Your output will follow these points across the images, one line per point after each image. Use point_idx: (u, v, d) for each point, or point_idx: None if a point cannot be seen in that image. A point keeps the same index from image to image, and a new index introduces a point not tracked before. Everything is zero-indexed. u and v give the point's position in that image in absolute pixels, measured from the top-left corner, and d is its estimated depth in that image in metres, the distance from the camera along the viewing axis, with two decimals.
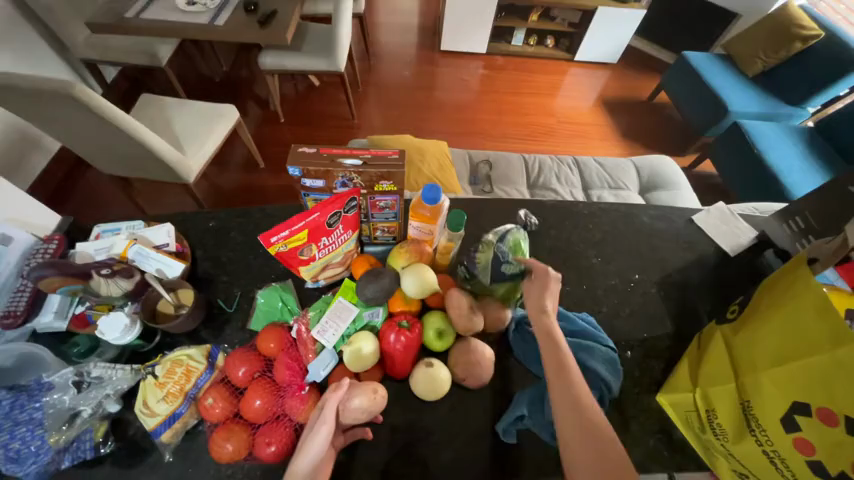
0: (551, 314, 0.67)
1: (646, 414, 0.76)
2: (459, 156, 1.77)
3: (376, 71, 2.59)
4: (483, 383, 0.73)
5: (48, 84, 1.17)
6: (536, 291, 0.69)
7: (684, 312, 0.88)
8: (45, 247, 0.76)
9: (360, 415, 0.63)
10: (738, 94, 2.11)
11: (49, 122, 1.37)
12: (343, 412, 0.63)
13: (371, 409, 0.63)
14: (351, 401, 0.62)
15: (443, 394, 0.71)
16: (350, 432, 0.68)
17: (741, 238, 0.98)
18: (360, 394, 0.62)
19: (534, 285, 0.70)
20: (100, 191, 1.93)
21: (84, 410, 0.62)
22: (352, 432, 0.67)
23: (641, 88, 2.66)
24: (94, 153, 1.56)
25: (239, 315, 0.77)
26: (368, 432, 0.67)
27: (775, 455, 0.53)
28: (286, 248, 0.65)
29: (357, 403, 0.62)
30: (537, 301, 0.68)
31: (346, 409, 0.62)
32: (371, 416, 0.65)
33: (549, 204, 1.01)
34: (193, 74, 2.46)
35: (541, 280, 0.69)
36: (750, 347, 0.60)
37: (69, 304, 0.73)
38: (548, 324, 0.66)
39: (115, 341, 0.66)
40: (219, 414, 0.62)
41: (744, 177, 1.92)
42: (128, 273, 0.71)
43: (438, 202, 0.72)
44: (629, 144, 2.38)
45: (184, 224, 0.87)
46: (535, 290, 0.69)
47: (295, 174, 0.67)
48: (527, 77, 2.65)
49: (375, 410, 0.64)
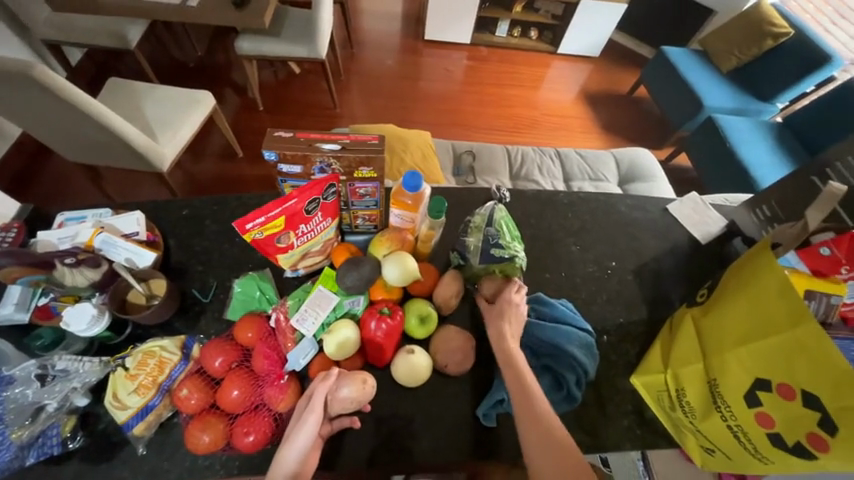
0: (512, 343, 0.68)
1: (620, 396, 0.78)
2: (442, 147, 1.76)
3: (358, 59, 2.53)
4: (464, 370, 0.73)
5: (4, 63, 1.09)
6: (492, 317, 0.72)
7: (657, 298, 0.91)
8: (3, 235, 0.71)
9: (349, 404, 0.62)
10: (713, 89, 2.18)
11: (6, 104, 1.28)
12: (330, 403, 0.62)
13: (360, 399, 0.63)
14: (341, 391, 0.61)
15: (424, 379, 0.72)
16: (337, 420, 0.67)
17: (711, 227, 1.01)
18: (349, 383, 0.62)
19: (493, 315, 0.72)
20: (66, 179, 1.83)
21: (49, 404, 0.58)
22: (339, 421, 0.67)
23: (621, 82, 2.70)
24: (57, 139, 1.47)
25: (215, 305, 0.75)
26: (357, 420, 0.67)
27: (739, 429, 0.58)
28: (262, 236, 0.64)
29: (347, 392, 0.61)
30: (498, 332, 0.70)
31: (334, 399, 0.62)
32: (358, 405, 0.64)
33: (530, 193, 1.02)
34: (165, 58, 2.36)
35: (497, 312, 0.72)
36: (718, 327, 0.62)
37: (32, 296, 0.69)
38: (509, 355, 0.67)
39: (81, 333, 0.63)
40: (194, 405, 0.61)
41: (716, 171, 1.99)
42: (94, 262, 0.68)
43: (419, 190, 0.71)
44: (609, 137, 2.43)
45: (155, 212, 0.84)
46: (495, 321, 0.71)
47: (271, 158, 0.65)
48: (510, 69, 2.65)
49: (363, 400, 0.63)
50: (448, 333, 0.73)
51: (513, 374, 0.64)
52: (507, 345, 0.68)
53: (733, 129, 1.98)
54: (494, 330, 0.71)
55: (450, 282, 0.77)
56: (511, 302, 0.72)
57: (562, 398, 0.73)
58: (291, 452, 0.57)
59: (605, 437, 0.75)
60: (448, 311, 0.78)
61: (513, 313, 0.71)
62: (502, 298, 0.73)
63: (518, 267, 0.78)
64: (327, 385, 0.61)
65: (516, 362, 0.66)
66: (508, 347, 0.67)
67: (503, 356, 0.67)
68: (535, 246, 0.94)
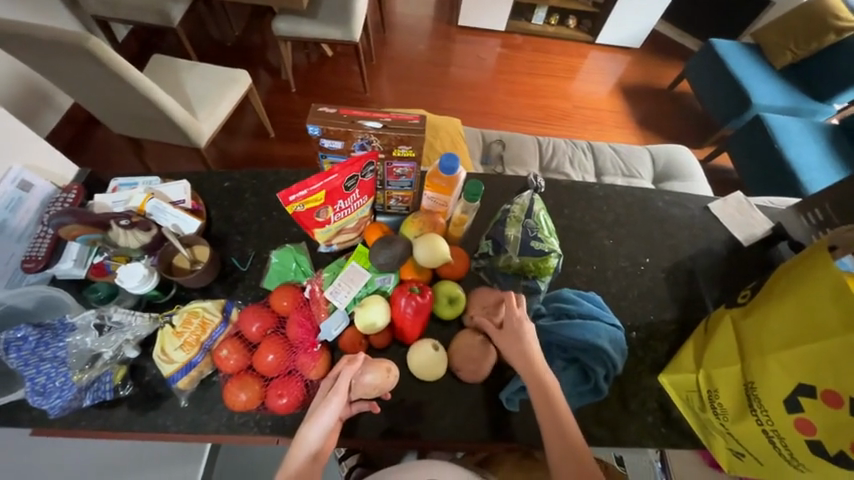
0: (541, 367, 0.64)
1: (646, 393, 0.77)
2: (472, 135, 1.73)
3: (390, 43, 2.52)
4: (479, 378, 0.72)
5: (62, 36, 1.15)
6: (511, 344, 0.66)
7: (691, 298, 0.89)
8: (64, 196, 0.76)
9: (371, 391, 0.64)
10: (763, 85, 2.04)
11: (60, 75, 1.35)
12: (353, 387, 0.64)
13: (382, 386, 0.65)
14: (365, 377, 0.63)
15: (439, 377, 0.73)
16: (356, 404, 0.67)
17: (755, 228, 0.96)
18: (373, 370, 0.64)
19: (508, 341, 0.66)
20: (113, 152, 1.93)
21: (105, 353, 0.63)
22: (359, 405, 0.67)
23: (663, 75, 2.58)
24: (105, 110, 1.54)
25: (252, 275, 0.78)
26: (375, 407, 0.67)
27: (775, 434, 0.57)
28: (303, 208, 0.66)
29: (370, 378, 0.63)
30: (525, 357, 0.64)
31: (358, 384, 0.63)
32: (380, 393, 0.66)
33: (564, 183, 1.00)
34: (204, 38, 2.42)
35: (516, 334, 0.66)
36: (759, 330, 0.60)
37: (88, 253, 0.74)
38: (543, 383, 0.63)
39: (132, 290, 0.67)
40: (233, 366, 0.64)
41: (761, 173, 1.89)
42: (145, 226, 0.71)
43: (454, 172, 0.71)
44: (645, 133, 2.33)
45: (198, 183, 0.87)
46: (520, 346, 0.65)
47: (314, 132, 0.66)
48: (545, 58, 2.57)
49: (385, 388, 0.65)
50: (464, 338, 0.72)
51: (545, 406, 0.62)
52: (537, 368, 0.64)
53: (783, 128, 1.86)
54: (512, 352, 0.66)
55: (489, 295, 0.74)
56: (515, 319, 0.67)
57: (589, 390, 0.72)
58: (308, 431, 0.59)
59: (627, 432, 0.74)
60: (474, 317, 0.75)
61: (528, 332, 0.66)
62: (508, 318, 0.68)
63: (551, 265, 0.78)
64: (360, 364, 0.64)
65: (548, 389, 0.63)
66: (542, 376, 0.63)
67: (531, 381, 0.63)
68: (566, 237, 0.93)
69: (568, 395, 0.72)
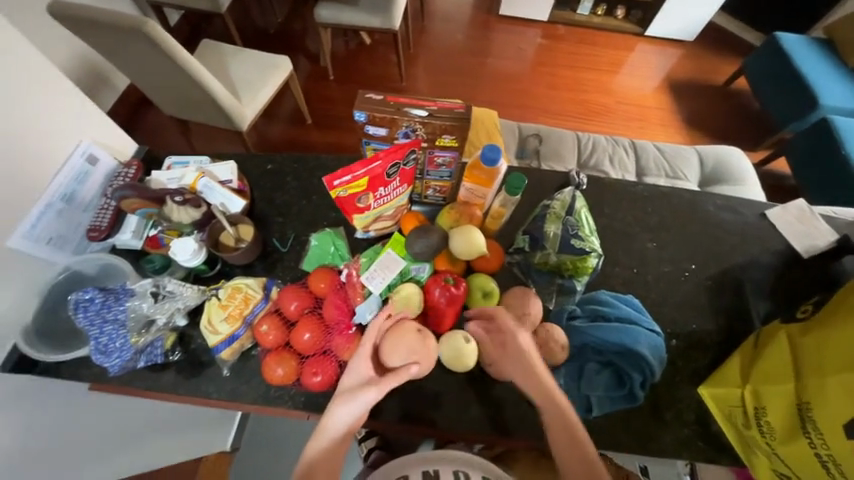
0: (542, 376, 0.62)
1: (683, 404, 0.74)
2: (508, 128, 1.70)
3: (428, 32, 2.49)
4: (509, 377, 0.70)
5: (124, 20, 1.21)
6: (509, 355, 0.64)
7: (738, 310, 0.83)
8: (125, 171, 0.81)
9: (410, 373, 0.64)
10: (834, 85, 1.86)
11: (120, 58, 1.43)
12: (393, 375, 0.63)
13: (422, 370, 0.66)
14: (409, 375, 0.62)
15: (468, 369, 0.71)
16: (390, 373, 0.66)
17: (817, 240, 0.89)
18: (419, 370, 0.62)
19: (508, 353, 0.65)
20: (162, 132, 2.04)
21: (159, 319, 0.66)
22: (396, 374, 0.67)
23: (717, 71, 2.41)
24: (158, 92, 1.62)
25: (291, 256, 0.81)
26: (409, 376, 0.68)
27: (830, 459, 0.53)
28: (345, 194, 0.67)
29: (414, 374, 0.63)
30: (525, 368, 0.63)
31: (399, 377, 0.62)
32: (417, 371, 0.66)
33: (606, 181, 0.96)
34: (248, 24, 2.49)
35: (520, 357, 0.63)
36: (821, 348, 0.56)
37: (145, 226, 0.78)
38: (548, 396, 0.61)
39: (184, 263, 0.71)
40: (272, 341, 0.67)
41: (823, 181, 1.74)
42: (196, 203, 0.75)
43: (496, 164, 0.71)
44: (693, 132, 2.20)
45: (244, 164, 0.91)
46: (525, 369, 0.63)
47: (360, 119, 0.67)
48: (589, 50, 2.46)
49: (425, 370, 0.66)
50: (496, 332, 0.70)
51: (564, 432, 0.60)
52: (538, 377, 0.62)
53: (853, 133, 1.70)
54: (520, 373, 0.64)
55: (521, 297, 0.72)
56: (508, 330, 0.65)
57: (623, 396, 0.70)
58: (340, 415, 0.59)
59: (660, 443, 0.71)
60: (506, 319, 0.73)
61: (525, 343, 0.63)
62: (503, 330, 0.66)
63: (590, 265, 0.77)
64: (406, 346, 0.61)
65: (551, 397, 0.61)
66: (556, 400, 0.61)
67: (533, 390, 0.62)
68: (606, 237, 0.89)
69: (600, 399, 0.70)
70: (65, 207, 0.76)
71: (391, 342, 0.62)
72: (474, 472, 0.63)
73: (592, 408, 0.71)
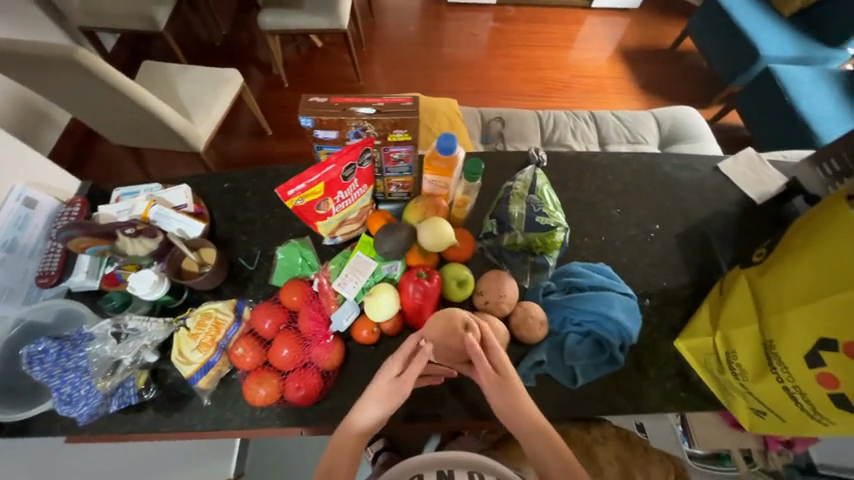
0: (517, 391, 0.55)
1: (665, 359, 0.76)
2: (470, 115, 1.70)
3: (380, 28, 2.45)
4: None
5: (50, 50, 1.14)
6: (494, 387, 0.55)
7: (705, 262, 0.87)
8: (69, 210, 0.76)
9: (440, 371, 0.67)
10: (772, 35, 1.94)
11: (54, 91, 1.35)
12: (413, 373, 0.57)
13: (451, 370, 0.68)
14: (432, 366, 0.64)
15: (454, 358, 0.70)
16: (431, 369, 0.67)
17: (768, 186, 0.93)
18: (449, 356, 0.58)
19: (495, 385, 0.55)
20: (114, 164, 1.95)
21: (126, 359, 0.64)
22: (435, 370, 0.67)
23: (665, 35, 2.48)
24: (102, 122, 1.54)
25: (260, 273, 0.79)
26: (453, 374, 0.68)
27: (796, 389, 0.57)
28: (302, 202, 0.65)
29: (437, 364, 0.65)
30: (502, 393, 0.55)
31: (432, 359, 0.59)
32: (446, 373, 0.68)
33: (567, 156, 0.97)
34: (192, 40, 2.39)
35: (511, 390, 0.55)
36: (778, 286, 0.59)
37: (99, 265, 0.75)
38: (523, 408, 0.55)
39: (145, 296, 0.69)
40: (250, 362, 0.65)
41: (772, 128, 1.82)
42: (151, 233, 0.72)
43: (453, 152, 0.70)
44: (649, 97, 2.26)
45: (198, 186, 0.87)
46: (517, 411, 0.54)
47: (307, 124, 0.65)
48: (540, 28, 2.48)
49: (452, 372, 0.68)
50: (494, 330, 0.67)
51: (541, 441, 0.54)
52: (516, 395, 0.55)
53: (794, 79, 1.78)
54: (506, 412, 0.55)
55: (496, 280, 0.72)
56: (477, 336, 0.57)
57: (604, 361, 0.72)
58: (373, 411, 0.55)
59: (648, 400, 0.73)
60: (485, 302, 0.72)
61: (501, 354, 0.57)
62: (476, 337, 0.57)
63: (558, 240, 0.78)
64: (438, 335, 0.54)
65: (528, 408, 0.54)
66: (527, 412, 0.55)
67: (508, 404, 0.55)
68: (573, 209, 0.91)
69: (584, 367, 0.71)
70: (6, 256, 0.71)
71: (436, 335, 0.54)
72: (489, 474, 0.62)
73: (577, 378, 0.72)
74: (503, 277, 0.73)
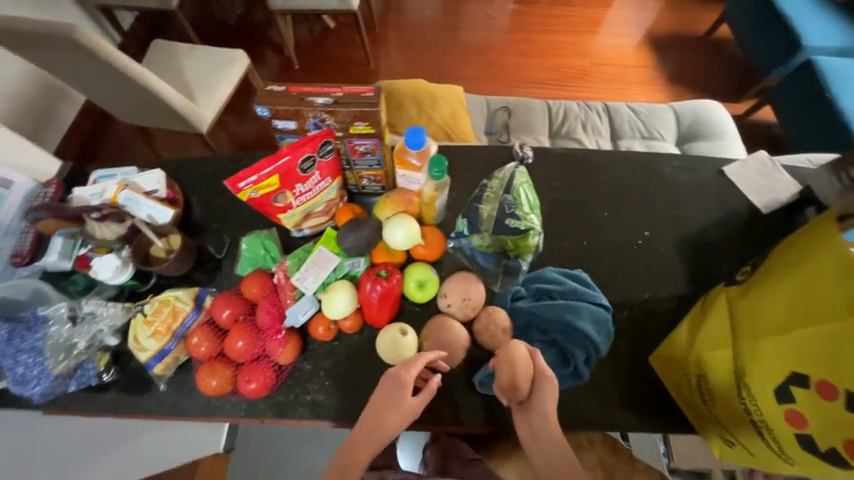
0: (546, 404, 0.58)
1: (637, 375, 0.72)
2: (476, 103, 1.63)
3: (396, 9, 2.38)
4: (454, 363, 0.69)
5: (50, 28, 1.16)
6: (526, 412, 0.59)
7: (695, 275, 0.80)
8: (44, 191, 0.78)
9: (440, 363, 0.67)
10: (818, 23, 1.76)
11: (60, 70, 1.38)
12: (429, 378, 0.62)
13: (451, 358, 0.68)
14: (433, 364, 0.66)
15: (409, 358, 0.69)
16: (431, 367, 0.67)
17: (779, 194, 0.85)
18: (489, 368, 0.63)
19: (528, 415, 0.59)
20: (125, 142, 2.00)
21: (80, 342, 0.66)
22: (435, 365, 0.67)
23: (700, 21, 2.29)
24: (109, 102, 1.57)
25: (227, 261, 0.79)
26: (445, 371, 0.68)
27: (762, 422, 0.53)
28: (257, 194, 0.65)
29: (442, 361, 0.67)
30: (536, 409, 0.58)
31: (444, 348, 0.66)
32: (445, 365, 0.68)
33: (560, 152, 0.91)
34: (207, 19, 2.39)
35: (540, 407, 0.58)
36: (754, 310, 0.54)
37: (72, 247, 0.76)
38: (544, 419, 0.58)
39: (108, 280, 0.71)
40: (205, 352, 0.66)
41: (806, 127, 1.67)
42: (118, 217, 0.73)
43: (423, 147, 0.66)
44: (674, 88, 2.11)
45: (175, 170, 0.87)
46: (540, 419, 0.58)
47: (263, 114, 0.63)
48: (564, 11, 2.34)
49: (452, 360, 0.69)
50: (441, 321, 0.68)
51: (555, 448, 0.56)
52: (543, 410, 0.58)
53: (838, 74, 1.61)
54: (530, 423, 0.59)
55: (460, 285, 0.70)
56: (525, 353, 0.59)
57: (568, 374, 0.68)
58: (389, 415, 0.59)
59: (614, 417, 0.69)
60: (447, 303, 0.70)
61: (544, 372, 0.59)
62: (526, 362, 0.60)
63: (531, 243, 0.75)
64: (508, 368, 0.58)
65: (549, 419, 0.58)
66: (548, 424, 0.57)
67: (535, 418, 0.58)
68: (558, 210, 0.86)
69: None
70: None
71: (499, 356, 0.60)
72: None
73: None
74: (470, 282, 0.70)
